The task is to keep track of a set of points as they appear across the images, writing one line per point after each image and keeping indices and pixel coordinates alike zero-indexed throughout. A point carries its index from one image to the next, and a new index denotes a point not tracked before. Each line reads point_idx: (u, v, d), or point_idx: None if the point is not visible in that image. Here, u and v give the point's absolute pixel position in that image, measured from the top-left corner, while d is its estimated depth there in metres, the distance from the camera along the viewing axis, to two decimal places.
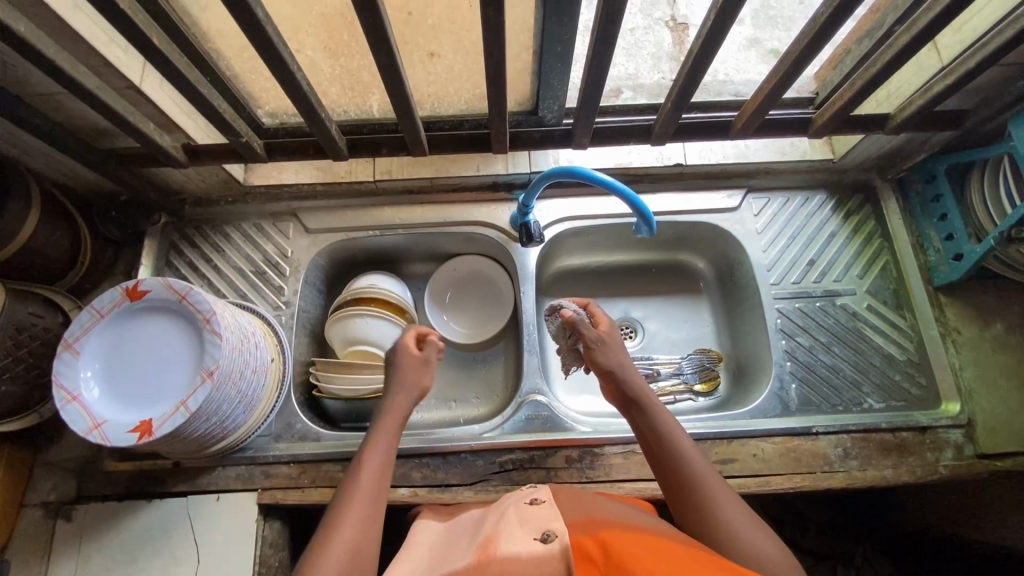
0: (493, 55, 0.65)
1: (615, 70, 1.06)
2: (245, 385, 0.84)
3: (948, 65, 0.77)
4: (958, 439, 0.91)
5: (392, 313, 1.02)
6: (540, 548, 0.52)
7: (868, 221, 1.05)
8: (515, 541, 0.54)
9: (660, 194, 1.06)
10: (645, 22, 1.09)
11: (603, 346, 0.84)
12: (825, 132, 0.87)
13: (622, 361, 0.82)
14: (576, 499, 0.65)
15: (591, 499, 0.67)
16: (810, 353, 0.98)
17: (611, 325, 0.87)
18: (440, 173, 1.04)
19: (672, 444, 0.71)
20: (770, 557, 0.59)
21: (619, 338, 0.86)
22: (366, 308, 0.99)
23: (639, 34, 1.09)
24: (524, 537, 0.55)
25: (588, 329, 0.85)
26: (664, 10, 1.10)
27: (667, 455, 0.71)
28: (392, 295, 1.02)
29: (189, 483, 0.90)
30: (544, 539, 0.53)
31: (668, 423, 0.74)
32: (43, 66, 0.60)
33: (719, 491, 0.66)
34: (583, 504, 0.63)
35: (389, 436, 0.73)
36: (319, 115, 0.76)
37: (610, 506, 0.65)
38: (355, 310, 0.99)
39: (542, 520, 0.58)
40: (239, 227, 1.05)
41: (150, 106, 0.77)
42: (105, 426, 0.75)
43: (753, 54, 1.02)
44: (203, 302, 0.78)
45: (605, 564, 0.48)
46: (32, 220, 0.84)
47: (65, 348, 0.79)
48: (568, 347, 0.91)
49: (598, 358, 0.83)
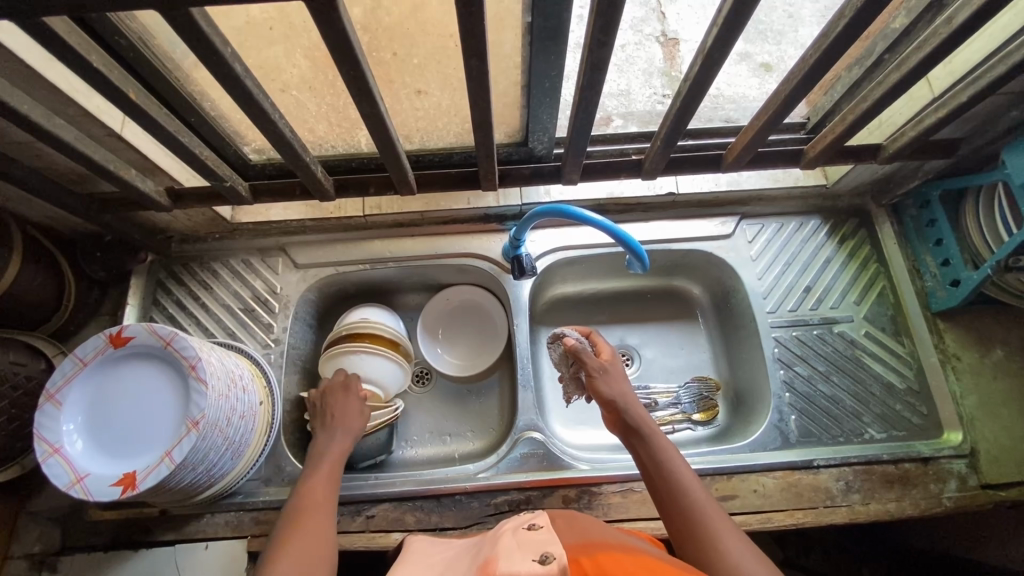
0: (479, 101, 0.65)
1: (607, 88, 1.06)
2: (233, 430, 0.82)
3: (939, 97, 0.77)
4: (961, 469, 0.90)
5: (388, 348, 0.99)
6: (539, 569, 0.46)
7: (862, 246, 1.04)
8: (511, 560, 0.48)
9: (653, 222, 1.05)
10: (635, 38, 1.09)
11: (606, 375, 0.82)
12: (817, 164, 0.86)
13: (624, 391, 0.80)
14: (573, 528, 0.58)
15: (589, 526, 0.60)
16: (809, 383, 0.97)
17: (612, 354, 0.86)
18: (430, 207, 1.03)
19: (668, 469, 0.70)
20: None
21: (621, 367, 0.85)
22: (338, 347, 0.96)
23: (630, 50, 1.09)
24: (520, 558, 0.49)
25: (590, 358, 0.83)
26: (655, 26, 1.10)
27: (665, 481, 0.69)
28: (360, 325, 0.98)
29: (176, 532, 0.88)
30: (543, 560, 0.47)
31: (665, 449, 0.73)
32: (18, 122, 0.59)
33: (715, 518, 0.64)
34: (584, 534, 0.57)
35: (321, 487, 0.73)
36: (305, 159, 0.75)
37: (610, 534, 0.58)
38: (331, 353, 0.96)
39: (540, 542, 0.52)
40: (227, 263, 1.04)
41: (132, 152, 0.76)
42: (88, 480, 0.73)
43: (744, 68, 1.03)
44: (188, 348, 0.76)
45: None
46: (14, 266, 0.83)
47: (46, 399, 0.77)
48: (570, 376, 0.88)
49: (599, 387, 0.81)
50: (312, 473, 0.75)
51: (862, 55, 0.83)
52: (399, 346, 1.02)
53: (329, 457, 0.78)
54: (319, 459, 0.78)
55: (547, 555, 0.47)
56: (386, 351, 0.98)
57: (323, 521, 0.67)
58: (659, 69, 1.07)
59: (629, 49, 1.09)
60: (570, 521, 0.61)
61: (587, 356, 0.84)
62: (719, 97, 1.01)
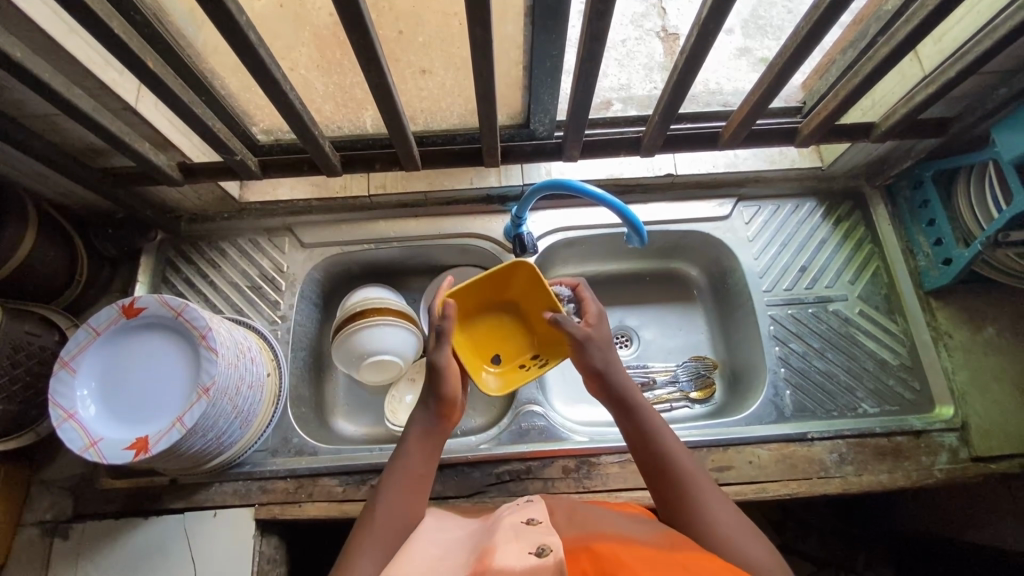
0: (483, 72, 0.67)
1: (606, 81, 1.08)
2: (241, 400, 0.84)
3: (930, 74, 0.79)
4: (952, 442, 0.92)
5: (362, 321, 0.99)
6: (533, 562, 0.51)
7: (857, 227, 1.06)
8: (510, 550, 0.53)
9: (652, 204, 1.07)
10: (636, 33, 1.11)
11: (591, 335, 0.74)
12: (811, 142, 0.88)
13: (612, 354, 0.75)
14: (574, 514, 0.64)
15: (587, 514, 0.63)
16: (804, 359, 0.99)
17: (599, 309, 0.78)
18: (434, 187, 1.05)
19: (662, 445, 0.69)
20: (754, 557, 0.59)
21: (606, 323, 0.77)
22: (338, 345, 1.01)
23: (630, 44, 1.11)
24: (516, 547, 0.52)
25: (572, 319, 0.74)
26: (655, 21, 1.12)
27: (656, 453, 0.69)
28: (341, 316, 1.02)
29: (185, 500, 0.90)
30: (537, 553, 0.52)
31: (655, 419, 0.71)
32: (39, 90, 0.62)
33: (711, 495, 0.65)
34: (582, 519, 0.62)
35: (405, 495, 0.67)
36: (313, 133, 0.77)
37: (608, 524, 0.61)
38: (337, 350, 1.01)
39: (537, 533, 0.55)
40: (234, 242, 1.06)
41: (146, 127, 0.78)
42: (101, 444, 0.75)
43: (744, 62, 1.04)
44: (198, 318, 0.79)
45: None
46: (29, 240, 0.85)
47: (60, 366, 0.79)
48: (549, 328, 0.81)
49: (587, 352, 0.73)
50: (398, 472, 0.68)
51: (856, 37, 0.85)
52: (381, 311, 1.01)
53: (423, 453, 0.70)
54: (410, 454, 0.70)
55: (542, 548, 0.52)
56: (359, 323, 0.99)
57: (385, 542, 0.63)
58: (660, 63, 1.09)
59: (629, 43, 1.11)
60: (568, 511, 0.64)
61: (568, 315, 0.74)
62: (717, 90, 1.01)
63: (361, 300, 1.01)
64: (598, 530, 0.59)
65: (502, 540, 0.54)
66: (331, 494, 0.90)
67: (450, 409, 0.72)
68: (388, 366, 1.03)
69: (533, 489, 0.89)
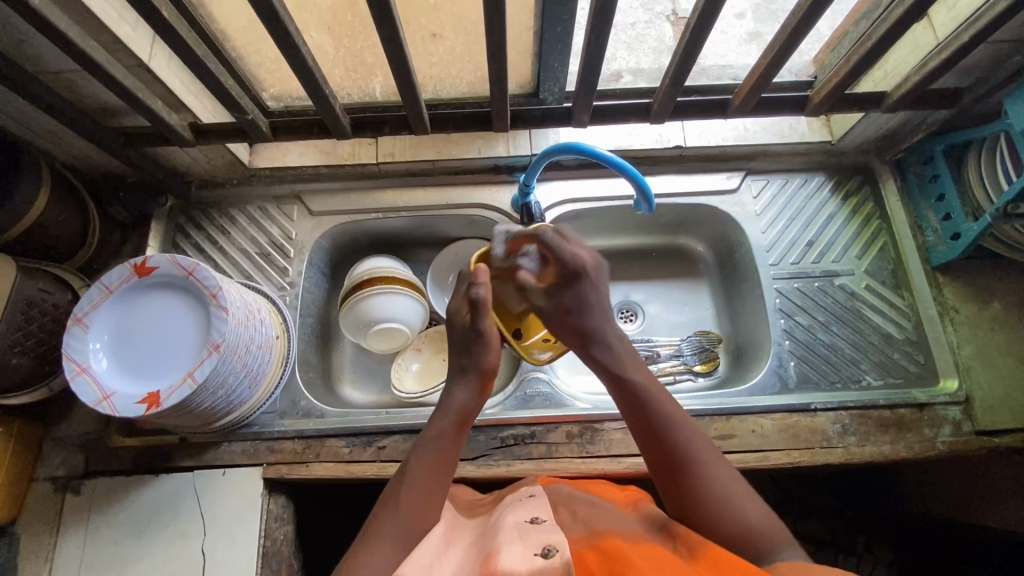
0: (495, 29, 0.67)
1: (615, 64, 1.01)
2: (251, 359, 0.85)
3: (942, 42, 0.79)
4: (956, 415, 0.92)
5: (371, 288, 1.00)
6: (541, 563, 0.53)
7: (866, 203, 1.06)
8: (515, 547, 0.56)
9: (660, 177, 1.07)
10: (645, 16, 1.00)
11: (555, 303, 0.73)
12: (822, 111, 0.88)
13: (592, 313, 0.73)
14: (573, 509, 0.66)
15: (589, 511, 0.65)
16: (809, 332, 0.99)
17: (583, 261, 0.72)
18: (442, 156, 1.06)
19: (648, 409, 0.69)
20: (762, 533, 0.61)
21: (590, 271, 0.73)
22: (346, 311, 1.02)
23: (639, 28, 1.01)
24: (523, 552, 0.55)
25: (534, 291, 0.75)
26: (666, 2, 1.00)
27: (647, 421, 0.68)
28: (350, 283, 1.03)
29: (195, 458, 0.91)
30: (545, 554, 0.54)
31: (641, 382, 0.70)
32: (56, 39, 0.63)
33: (709, 459, 0.66)
34: (582, 511, 0.66)
35: (440, 464, 0.68)
36: (324, 92, 0.78)
37: (606, 517, 0.65)
38: (344, 317, 1.02)
39: (543, 536, 0.57)
40: (243, 209, 1.07)
41: (159, 86, 0.79)
42: (114, 397, 0.76)
43: (755, 47, 0.96)
44: (208, 277, 0.80)
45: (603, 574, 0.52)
46: (42, 199, 0.86)
47: (74, 322, 0.80)
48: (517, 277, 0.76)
49: (560, 321, 0.74)
50: (434, 438, 0.69)
51: (870, 8, 0.85)
52: (393, 279, 1.02)
53: (461, 417, 0.71)
54: (449, 416, 0.70)
55: (548, 548, 0.55)
56: (369, 290, 1.00)
57: (413, 510, 0.64)
58: (670, 47, 0.99)
59: (638, 27, 1.01)
60: (571, 507, 0.67)
61: (530, 287, 0.75)
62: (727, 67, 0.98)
63: (371, 268, 1.02)
64: (601, 528, 0.61)
65: (508, 540, 0.57)
66: (338, 455, 0.91)
67: (487, 382, 0.73)
68: (394, 335, 1.03)
69: (537, 453, 0.90)
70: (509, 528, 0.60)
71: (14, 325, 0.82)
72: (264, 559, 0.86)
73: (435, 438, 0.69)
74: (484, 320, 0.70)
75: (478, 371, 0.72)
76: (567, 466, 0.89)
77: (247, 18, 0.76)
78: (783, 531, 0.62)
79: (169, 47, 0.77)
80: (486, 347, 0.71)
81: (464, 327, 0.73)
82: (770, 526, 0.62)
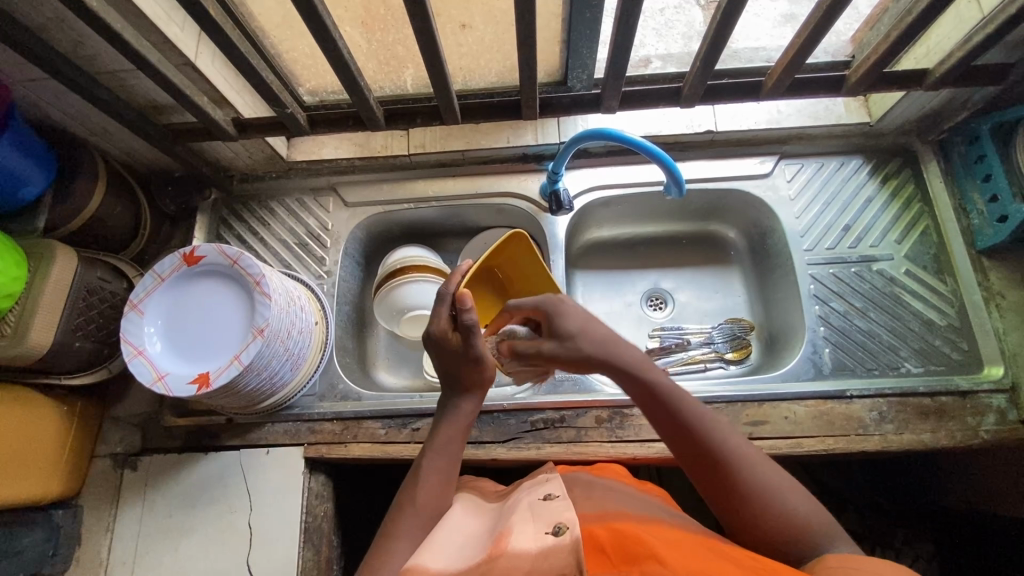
0: (526, 16, 0.68)
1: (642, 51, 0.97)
2: (293, 344, 0.89)
3: (989, 15, 0.77)
4: (1001, 404, 0.89)
5: (400, 278, 1.03)
6: (552, 541, 0.52)
7: (907, 185, 1.03)
8: (524, 532, 0.55)
9: (691, 162, 1.06)
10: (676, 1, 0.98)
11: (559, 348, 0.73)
12: (860, 90, 0.86)
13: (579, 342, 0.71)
14: (590, 496, 0.66)
15: (603, 493, 0.67)
16: (845, 318, 0.98)
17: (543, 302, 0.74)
18: (471, 145, 1.07)
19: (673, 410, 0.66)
20: (804, 515, 0.60)
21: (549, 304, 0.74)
22: (378, 298, 1.05)
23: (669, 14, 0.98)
24: (534, 532, 0.54)
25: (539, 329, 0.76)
26: None
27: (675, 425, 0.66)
28: (382, 271, 1.06)
29: (242, 438, 0.96)
30: (556, 532, 0.53)
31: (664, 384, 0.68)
32: (112, 38, 0.67)
33: (747, 459, 0.63)
34: (596, 495, 0.66)
35: (444, 471, 0.71)
36: (359, 85, 0.80)
37: (623, 502, 0.64)
38: (377, 304, 1.05)
39: (555, 514, 0.56)
40: (282, 202, 1.11)
41: (205, 83, 0.83)
42: (168, 378, 0.81)
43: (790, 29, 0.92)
44: (252, 265, 0.84)
45: (618, 565, 0.52)
46: (99, 193, 0.92)
47: (131, 308, 0.85)
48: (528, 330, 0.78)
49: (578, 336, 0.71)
50: (438, 450, 0.72)
51: None
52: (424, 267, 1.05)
53: (460, 424, 0.74)
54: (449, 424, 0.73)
55: (559, 526, 0.53)
56: (400, 279, 1.02)
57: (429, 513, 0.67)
58: (700, 32, 0.96)
59: (666, 13, 0.98)
60: (586, 489, 0.68)
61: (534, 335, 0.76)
62: (761, 47, 0.94)
63: (399, 258, 1.04)
64: (614, 510, 0.61)
65: (519, 521, 0.57)
66: (375, 436, 0.95)
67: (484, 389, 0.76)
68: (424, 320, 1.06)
69: (566, 437, 0.92)
70: (523, 508, 0.60)
71: (77, 311, 0.88)
72: (306, 533, 0.91)
73: (436, 446, 0.72)
74: (478, 344, 0.70)
75: (477, 386, 0.74)
76: (596, 450, 0.90)
77: (285, 16, 0.79)
78: (825, 515, 0.61)
79: (213, 45, 0.81)
80: (482, 368, 0.72)
81: (452, 352, 0.72)
82: (811, 521, 0.60)
